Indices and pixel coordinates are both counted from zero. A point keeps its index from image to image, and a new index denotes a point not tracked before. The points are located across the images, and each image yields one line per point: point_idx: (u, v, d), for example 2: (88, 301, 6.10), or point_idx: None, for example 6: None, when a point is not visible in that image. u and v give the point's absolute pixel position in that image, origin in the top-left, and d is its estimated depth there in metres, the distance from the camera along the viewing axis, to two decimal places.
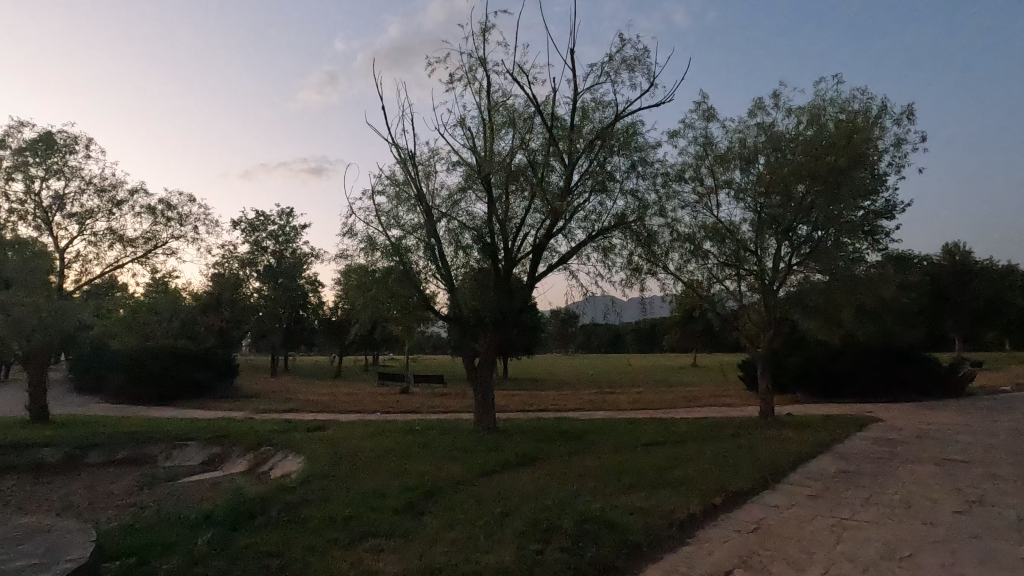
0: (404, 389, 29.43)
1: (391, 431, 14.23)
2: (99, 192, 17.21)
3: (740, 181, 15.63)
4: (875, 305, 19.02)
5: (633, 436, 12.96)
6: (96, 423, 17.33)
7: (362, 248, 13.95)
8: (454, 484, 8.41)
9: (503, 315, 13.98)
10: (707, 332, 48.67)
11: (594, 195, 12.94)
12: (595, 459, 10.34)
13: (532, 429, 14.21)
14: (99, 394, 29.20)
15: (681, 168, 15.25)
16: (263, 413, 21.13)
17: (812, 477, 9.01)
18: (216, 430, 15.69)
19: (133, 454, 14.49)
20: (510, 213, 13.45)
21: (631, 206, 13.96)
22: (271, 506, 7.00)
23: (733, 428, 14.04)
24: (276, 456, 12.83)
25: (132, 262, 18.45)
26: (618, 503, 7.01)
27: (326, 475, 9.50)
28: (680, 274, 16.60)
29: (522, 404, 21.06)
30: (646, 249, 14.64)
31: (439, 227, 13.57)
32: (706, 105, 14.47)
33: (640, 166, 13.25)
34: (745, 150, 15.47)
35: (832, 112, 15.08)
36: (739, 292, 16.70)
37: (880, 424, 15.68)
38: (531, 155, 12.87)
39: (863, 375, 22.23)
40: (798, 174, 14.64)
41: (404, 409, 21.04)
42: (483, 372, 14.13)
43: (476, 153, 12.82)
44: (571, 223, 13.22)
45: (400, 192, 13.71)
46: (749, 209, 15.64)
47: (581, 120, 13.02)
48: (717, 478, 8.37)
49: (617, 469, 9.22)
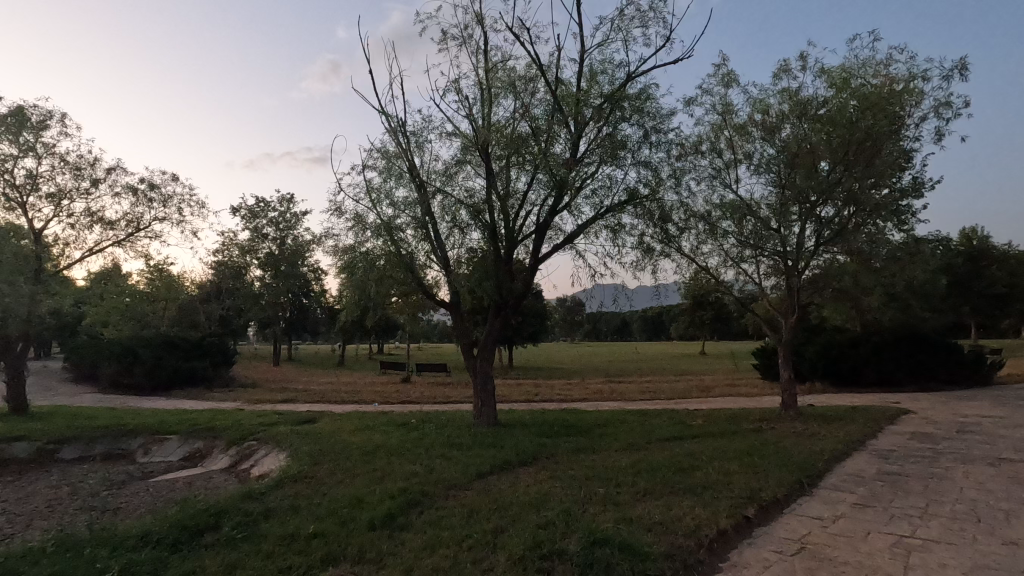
0: (406, 378, 28.50)
1: (384, 426, 13.26)
2: (75, 171, 16.17)
3: (761, 153, 14.32)
4: (902, 291, 17.80)
5: (645, 431, 11.94)
6: (77, 415, 16.48)
7: (351, 227, 12.87)
8: (444, 491, 7.36)
9: (503, 300, 12.88)
10: (715, 320, 47.63)
11: (604, 166, 11.80)
12: (604, 458, 9.33)
13: (535, 422, 13.20)
14: (93, 383, 28.42)
15: (698, 140, 13.98)
16: (256, 404, 20.21)
17: (854, 481, 7.94)
18: (200, 423, 14.79)
19: (110, 449, 13.64)
20: (511, 189, 12.33)
21: (644, 179, 12.82)
22: (224, 520, 5.99)
23: (752, 422, 12.96)
24: (259, 452, 11.88)
25: (114, 246, 17.46)
26: (633, 517, 5.96)
27: (303, 478, 8.49)
28: (693, 258, 15.45)
29: (526, 395, 20.06)
30: (658, 229, 13.53)
31: (433, 204, 12.40)
32: (726, 70, 13.18)
33: (652, 135, 12.14)
34: (768, 119, 14.14)
35: (860, 77, 13.55)
36: (757, 275, 15.54)
37: (911, 416, 14.57)
38: (534, 123, 11.71)
39: (886, 364, 21.03)
40: (826, 145, 13.36)
41: (403, 400, 20.12)
42: (482, 360, 13.04)
43: (473, 120, 11.65)
44: (578, 198, 12.11)
45: (391, 165, 12.54)
46: (770, 185, 14.37)
47: (590, 83, 11.76)
48: (745, 482, 7.32)
49: (631, 471, 8.17)
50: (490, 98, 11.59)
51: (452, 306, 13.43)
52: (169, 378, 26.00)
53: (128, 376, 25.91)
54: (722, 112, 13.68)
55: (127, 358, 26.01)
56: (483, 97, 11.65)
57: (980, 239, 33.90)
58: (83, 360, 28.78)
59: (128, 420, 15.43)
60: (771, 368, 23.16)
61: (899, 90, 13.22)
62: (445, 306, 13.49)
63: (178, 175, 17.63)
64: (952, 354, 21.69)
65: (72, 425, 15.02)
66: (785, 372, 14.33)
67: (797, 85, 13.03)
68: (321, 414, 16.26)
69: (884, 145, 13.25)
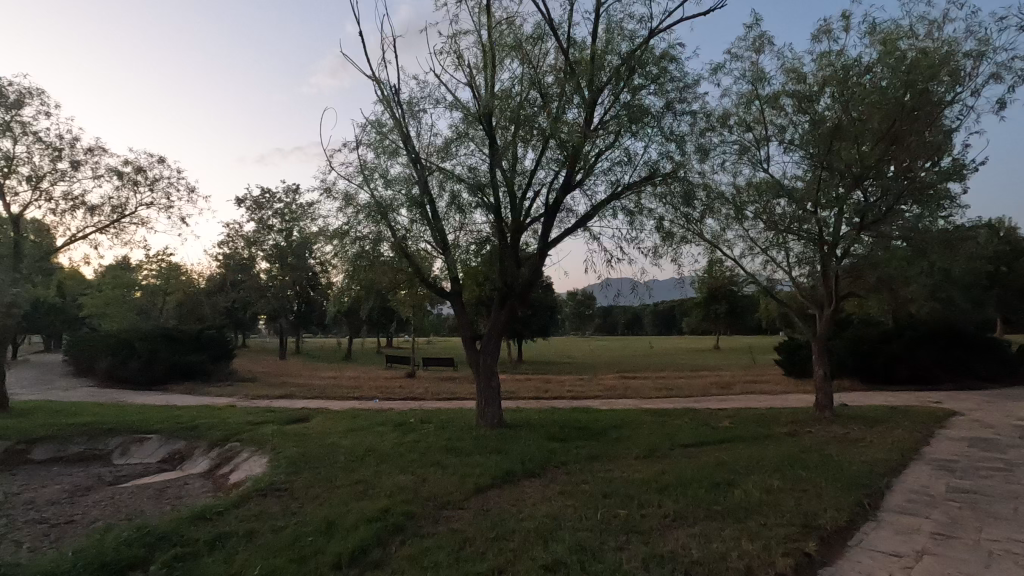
0: (411, 373, 27.39)
1: (380, 426, 12.14)
2: (53, 152, 15.14)
3: (795, 128, 12.89)
4: (946, 285, 16.26)
5: (666, 434, 10.70)
6: (60, 412, 15.54)
7: (340, 208, 11.70)
8: (435, 511, 6.23)
9: (508, 288, 11.66)
10: (730, 313, 46.08)
11: (622, 138, 10.58)
12: (623, 468, 8.14)
13: (543, 423, 11.98)
14: (89, 377, 27.59)
15: (726, 113, 12.59)
16: (252, 400, 19.20)
17: (923, 502, 6.67)
18: (185, 421, 13.75)
19: (85, 450, 12.65)
20: (518, 164, 11.09)
21: (667, 154, 11.56)
22: (160, 554, 4.90)
23: (785, 425, 11.69)
24: (241, 455, 10.82)
25: (98, 233, 16.47)
26: (663, 554, 4.80)
27: (275, 491, 7.37)
28: (716, 244, 14.10)
29: (535, 391, 18.88)
30: (680, 211, 12.26)
31: (430, 182, 11.19)
32: (758, 33, 11.78)
33: (677, 103, 10.90)
34: (806, 89, 12.66)
35: (910, 39, 11.97)
36: (788, 263, 14.15)
37: (961, 418, 13.19)
38: (543, 91, 10.49)
39: (921, 360, 19.56)
40: (870, 117, 11.89)
41: (406, 396, 19.01)
42: (486, 355, 11.84)
43: (476, 86, 10.44)
44: (592, 175, 10.86)
45: (384, 138, 11.28)
46: (802, 164, 13.00)
47: (607, 43, 10.45)
48: (793, 504, 6.13)
49: (657, 487, 6.95)
50: (494, 62, 10.38)
51: (452, 296, 12.25)
52: (167, 372, 25.08)
53: (124, 370, 25.05)
54: (753, 81, 12.23)
55: (123, 351, 25.15)
56: (486, 61, 10.44)
57: (1013, 228, 32.06)
58: (81, 353, 28.02)
59: (110, 417, 14.46)
60: (796, 364, 21.81)
61: (955, 53, 11.65)
62: (444, 296, 12.32)
63: (164, 157, 16.67)
64: (991, 351, 20.13)
65: (49, 422, 14.06)
66: (819, 370, 12.99)
67: (840, 48, 11.60)
68: (315, 412, 15.18)
69: (934, 116, 11.80)
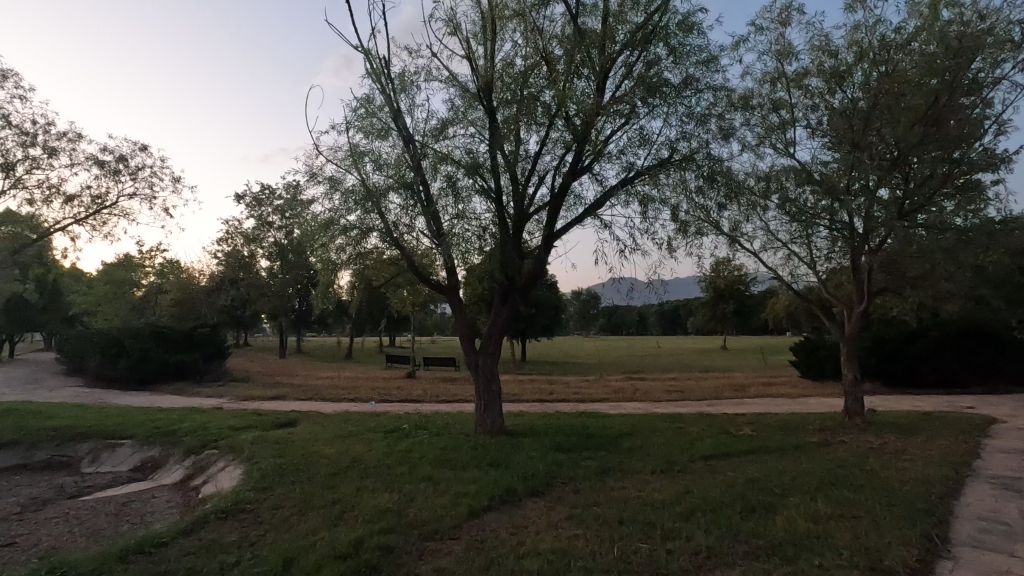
0: (410, 373, 26.39)
1: (371, 433, 11.15)
2: (27, 137, 14.25)
3: (823, 110, 11.83)
4: (983, 283, 15.08)
5: (684, 444, 9.68)
6: (34, 414, 14.61)
7: (325, 193, 10.74)
8: (422, 543, 5.26)
9: (511, 283, 10.65)
10: (740, 313, 44.88)
11: (637, 116, 9.54)
12: (639, 486, 7.15)
13: (548, 430, 10.96)
14: (78, 377, 26.66)
15: (748, 93, 11.51)
16: (242, 402, 18.23)
17: (1001, 533, 5.62)
18: (162, 425, 12.79)
19: (52, 457, 11.70)
20: (521, 147, 10.10)
21: (686, 136, 10.49)
22: None
23: (814, 434, 10.64)
24: (216, 464, 9.86)
25: (77, 224, 15.56)
26: None
27: (237, 513, 6.37)
28: (735, 237, 13.02)
29: (540, 394, 17.85)
30: (698, 199, 11.22)
31: (424, 164, 10.21)
32: (784, 3, 10.74)
33: (698, 78, 9.89)
34: (836, 66, 11.57)
35: (953, 8, 10.84)
36: (813, 258, 13.09)
37: (1004, 426, 12.08)
38: (548, 64, 9.51)
39: (948, 362, 18.41)
40: (910, 95, 10.77)
41: (403, 398, 18.00)
42: (486, 356, 10.82)
43: (474, 57, 9.47)
44: (604, 159, 9.85)
45: (371, 115, 10.23)
46: (826, 150, 11.96)
47: (619, 8, 9.41)
48: (849, 538, 5.11)
49: (682, 512, 5.92)
50: (493, 31, 9.44)
51: (448, 291, 11.25)
52: (157, 372, 24.15)
53: (113, 370, 24.14)
54: (779, 56, 11.13)
55: (112, 350, 24.25)
56: (486, 31, 9.49)
57: None
58: (71, 352, 27.15)
59: (85, 421, 13.51)
60: (813, 365, 20.76)
61: (1005, 23, 10.52)
62: (441, 291, 11.33)
63: (147, 145, 15.77)
64: None
65: (18, 426, 13.12)
66: (849, 373, 11.90)
67: (876, 18, 10.52)
68: (304, 416, 14.20)
69: (979, 94, 10.69)
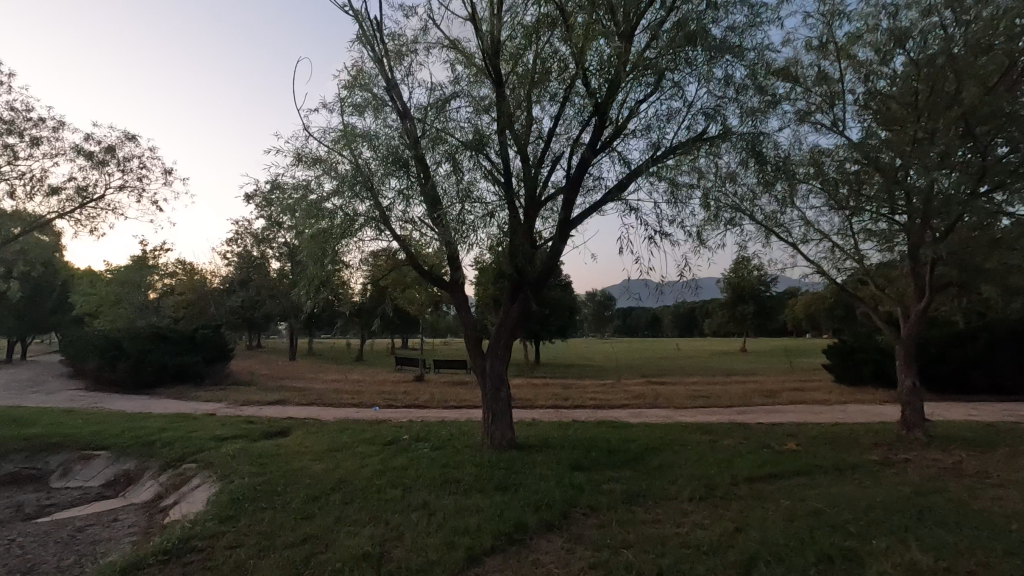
0: (419, 377, 25.19)
1: (367, 445, 9.96)
2: (7, 126, 13.36)
3: (874, 83, 10.49)
4: None
5: (723, 462, 8.35)
6: (14, 421, 13.68)
7: (313, 177, 9.57)
8: None
9: (523, 276, 9.39)
10: (762, 314, 43.09)
11: (669, 81, 8.26)
12: (674, 519, 5.89)
13: (563, 443, 9.71)
14: (79, 379, 25.92)
15: (790, 63, 10.18)
16: (238, 408, 17.16)
17: None
18: (143, 434, 11.74)
19: (21, 470, 10.71)
20: (533, 121, 8.87)
21: (722, 105, 9.13)
22: None
23: (871, 449, 9.25)
24: (189, 482, 8.76)
25: (62, 217, 14.63)
26: None
27: (185, 555, 5.25)
28: (771, 229, 11.64)
29: (555, 399, 16.57)
30: (734, 181, 9.86)
31: (423, 141, 9.01)
32: None
33: (738, 39, 8.60)
34: (891, 30, 10.16)
35: None
36: (862, 250, 11.65)
37: None
38: (564, 23, 8.30)
39: (1001, 366, 16.79)
40: (979, 61, 9.36)
41: (409, 404, 16.81)
42: (492, 360, 9.57)
43: (479, 18, 8.30)
44: (628, 132, 8.60)
45: (364, 87, 9.06)
46: (876, 128, 10.60)
47: None
48: None
49: (737, 563, 4.67)
50: None
51: (451, 287, 10.02)
52: (158, 375, 23.24)
53: (112, 372, 23.23)
54: (827, 18, 9.78)
55: (112, 352, 23.37)
56: None
57: None
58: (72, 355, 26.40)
59: (62, 429, 12.51)
60: (849, 369, 19.25)
61: None
62: (444, 287, 10.08)
63: (135, 134, 14.82)
64: None
65: None
66: (906, 379, 10.48)
67: None
68: (298, 425, 13.06)
69: None
